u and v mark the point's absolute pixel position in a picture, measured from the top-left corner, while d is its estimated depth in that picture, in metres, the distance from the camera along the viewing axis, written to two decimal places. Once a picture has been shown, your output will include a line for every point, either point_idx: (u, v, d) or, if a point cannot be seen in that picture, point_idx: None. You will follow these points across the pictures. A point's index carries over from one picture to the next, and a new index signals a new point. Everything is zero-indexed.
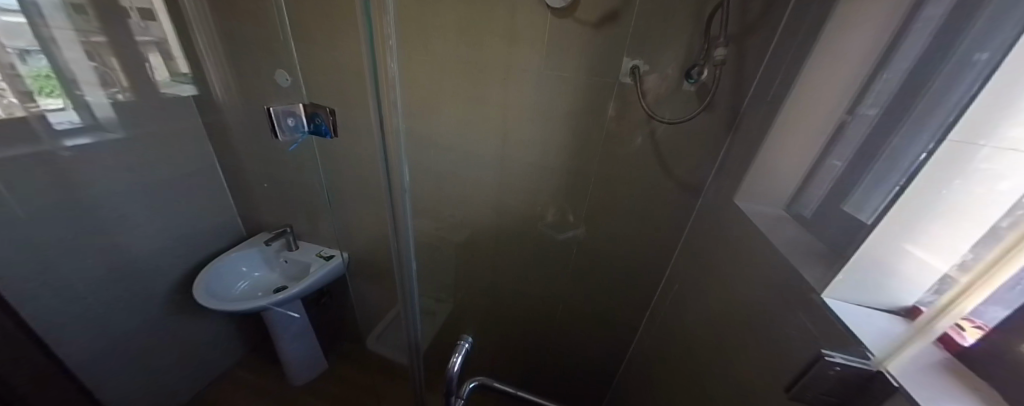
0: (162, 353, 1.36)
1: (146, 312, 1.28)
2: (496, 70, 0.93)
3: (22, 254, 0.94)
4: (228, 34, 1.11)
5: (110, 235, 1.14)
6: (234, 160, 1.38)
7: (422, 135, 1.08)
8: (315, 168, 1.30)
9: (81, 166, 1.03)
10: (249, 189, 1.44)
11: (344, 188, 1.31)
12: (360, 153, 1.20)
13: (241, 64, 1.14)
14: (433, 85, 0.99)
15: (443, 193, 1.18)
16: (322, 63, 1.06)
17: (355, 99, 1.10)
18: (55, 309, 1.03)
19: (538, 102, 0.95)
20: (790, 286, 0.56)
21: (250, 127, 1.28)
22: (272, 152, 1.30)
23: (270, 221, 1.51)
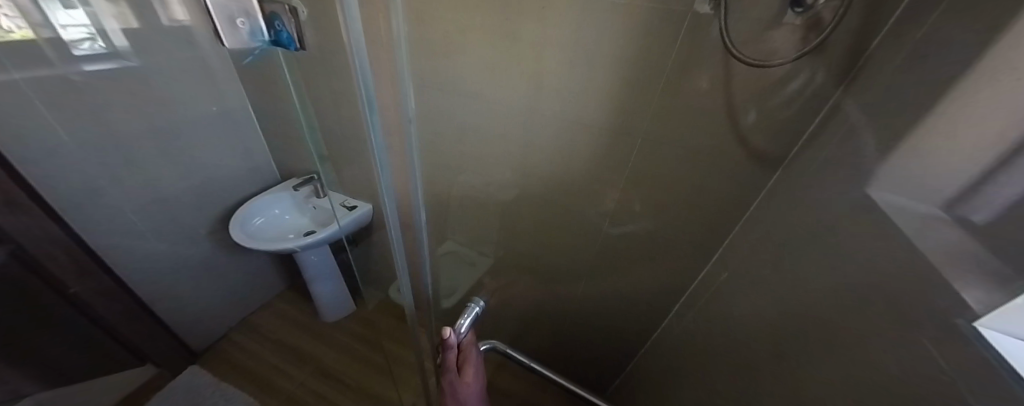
0: (208, 281, 1.49)
1: (193, 243, 1.38)
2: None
3: (67, 181, 1.00)
4: None
5: (147, 169, 1.17)
6: (264, 100, 1.37)
7: (447, 78, 0.97)
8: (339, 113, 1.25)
9: (109, 100, 1.03)
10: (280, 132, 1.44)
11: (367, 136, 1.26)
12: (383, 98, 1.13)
13: None
14: (459, 17, 0.85)
15: (468, 148, 1.09)
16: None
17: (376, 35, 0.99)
18: (107, 233, 1.13)
19: (583, 39, 0.76)
20: (912, 305, 0.40)
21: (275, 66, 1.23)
22: (299, 94, 1.28)
23: (300, 167, 1.52)
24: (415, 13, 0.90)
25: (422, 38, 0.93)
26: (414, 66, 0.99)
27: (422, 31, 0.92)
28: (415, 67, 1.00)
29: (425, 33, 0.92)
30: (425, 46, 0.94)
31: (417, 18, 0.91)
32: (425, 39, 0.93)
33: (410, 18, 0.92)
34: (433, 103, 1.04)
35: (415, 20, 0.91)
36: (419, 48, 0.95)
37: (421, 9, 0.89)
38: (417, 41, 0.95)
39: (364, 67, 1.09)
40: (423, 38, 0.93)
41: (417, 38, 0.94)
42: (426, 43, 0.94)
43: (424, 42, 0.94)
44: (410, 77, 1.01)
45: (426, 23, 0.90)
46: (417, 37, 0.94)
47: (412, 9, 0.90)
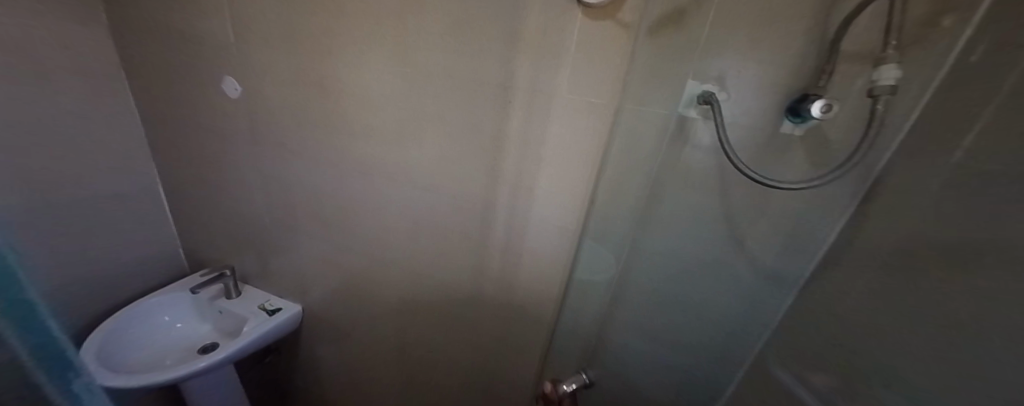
0: None
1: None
2: (491, 90, 0.65)
3: None
4: (169, 47, 0.96)
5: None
6: (185, 178, 1.18)
7: (397, 169, 0.82)
8: (270, 196, 1.06)
9: None
10: (201, 212, 1.22)
11: (302, 224, 1.05)
12: (321, 183, 0.95)
13: (184, 79, 0.99)
14: (411, 106, 0.74)
15: (420, 246, 0.89)
16: (276, 66, 0.85)
17: (311, 124, 0.88)
18: None
19: (559, 139, 0.63)
20: None
21: (200, 148, 1.09)
22: (226, 173, 1.10)
23: (221, 252, 1.27)
24: (361, 98, 0.79)
25: (370, 124, 0.81)
26: (359, 152, 0.85)
27: (368, 117, 0.80)
28: (360, 154, 0.85)
29: (371, 120, 0.80)
30: (372, 133, 0.81)
31: (364, 103, 0.79)
32: (373, 126, 0.80)
33: (356, 104, 0.80)
34: (379, 191, 0.88)
35: (361, 105, 0.80)
36: (366, 135, 0.83)
37: (368, 95, 0.78)
38: (364, 127, 0.82)
39: (300, 148, 0.93)
40: (371, 125, 0.81)
41: (364, 124, 0.81)
42: (373, 131, 0.81)
43: (371, 129, 0.81)
44: (357, 165, 0.87)
45: (373, 109, 0.79)
46: (364, 124, 0.81)
47: (358, 94, 0.79)
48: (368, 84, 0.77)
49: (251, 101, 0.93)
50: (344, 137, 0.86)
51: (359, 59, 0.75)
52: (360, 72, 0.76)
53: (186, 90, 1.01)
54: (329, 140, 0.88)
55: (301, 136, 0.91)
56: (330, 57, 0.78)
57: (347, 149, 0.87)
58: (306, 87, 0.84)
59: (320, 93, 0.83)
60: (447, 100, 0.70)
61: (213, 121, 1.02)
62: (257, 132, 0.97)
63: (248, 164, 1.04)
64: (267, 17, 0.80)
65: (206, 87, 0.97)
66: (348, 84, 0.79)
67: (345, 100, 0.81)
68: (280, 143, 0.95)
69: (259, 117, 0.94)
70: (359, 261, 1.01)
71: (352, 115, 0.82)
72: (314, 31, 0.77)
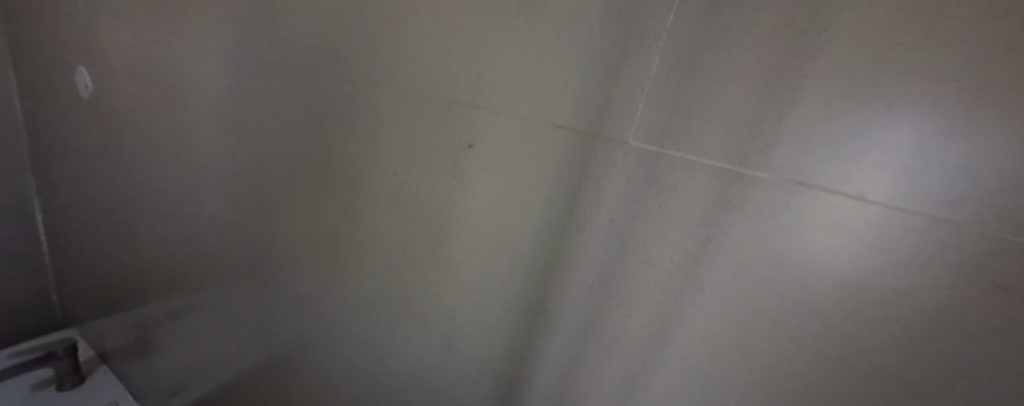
0: None
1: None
2: (437, 124, 0.27)
3: None
4: (26, 30, 0.67)
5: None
6: (48, 200, 0.85)
7: (268, 240, 0.44)
8: (131, 241, 0.70)
9: None
10: (63, 247, 0.87)
11: (166, 291, 0.68)
12: (182, 236, 0.58)
13: (43, 76, 0.69)
14: (297, 142, 0.37)
15: (305, 376, 0.48)
16: (123, 47, 0.53)
17: (169, 156, 0.54)
18: None
19: (596, 274, 0.22)
20: None
21: (64, 170, 0.77)
22: (87, 201, 0.76)
23: (85, 313, 0.90)
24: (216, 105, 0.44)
25: (232, 156, 0.44)
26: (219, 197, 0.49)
27: (227, 138, 0.44)
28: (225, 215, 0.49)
29: (232, 146, 0.44)
30: (236, 169, 0.45)
31: (221, 115, 0.44)
32: (236, 159, 0.44)
33: (212, 116, 0.45)
34: (247, 269, 0.49)
35: (220, 120, 0.44)
36: (226, 169, 0.46)
37: (224, 99, 0.42)
38: (224, 158, 0.46)
39: (157, 177, 0.58)
40: (232, 156, 0.44)
41: (222, 150, 0.45)
42: (235, 166, 0.45)
43: (234, 163, 0.44)
44: (219, 219, 0.50)
45: (232, 124, 0.43)
46: (222, 150, 0.45)
47: (212, 96, 0.44)
48: (223, 81, 0.42)
49: (105, 114, 0.61)
50: (202, 170, 0.49)
51: (211, 36, 0.41)
52: (213, 58, 0.42)
53: (40, 81, 0.70)
54: (184, 170, 0.52)
55: (155, 159, 0.57)
56: (179, 32, 0.45)
57: (206, 189, 0.50)
58: (155, 82, 0.51)
59: (171, 93, 0.49)
60: (354, 139, 0.32)
61: (68, 125, 0.70)
62: (108, 146, 0.63)
63: (106, 191, 0.70)
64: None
65: (58, 78, 0.66)
66: (201, 78, 0.44)
67: (200, 109, 0.46)
68: (135, 167, 0.61)
69: (110, 125, 0.61)
70: (231, 367, 0.61)
71: (208, 133, 0.46)
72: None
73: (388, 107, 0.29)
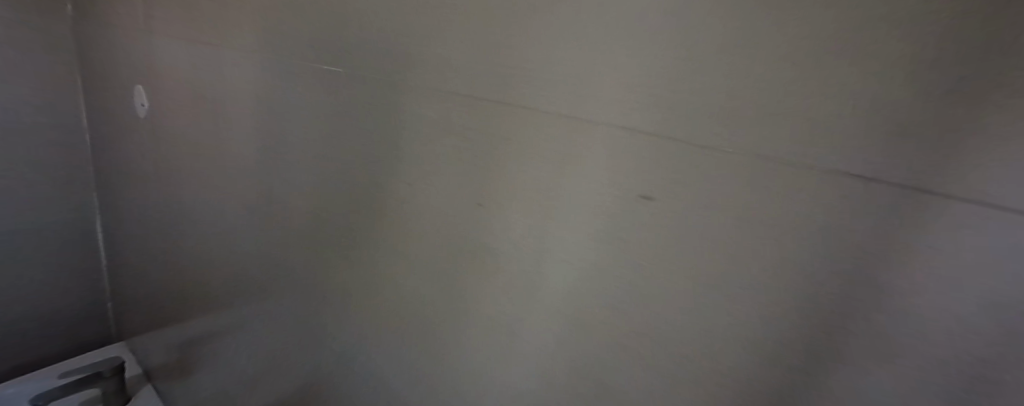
0: None
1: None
2: (559, 188, 0.21)
3: None
4: (106, 52, 0.69)
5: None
6: (111, 214, 0.88)
7: (319, 257, 0.41)
8: (190, 258, 0.71)
9: None
10: (122, 258, 0.90)
11: (216, 308, 0.67)
12: (234, 253, 0.57)
13: (118, 97, 0.71)
14: (368, 189, 0.33)
15: None
16: (188, 66, 0.54)
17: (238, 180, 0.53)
18: None
19: (729, 301, 0.16)
20: None
21: (134, 187, 0.79)
22: (151, 217, 0.78)
23: (138, 326, 0.92)
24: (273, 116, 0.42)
25: (286, 169, 0.42)
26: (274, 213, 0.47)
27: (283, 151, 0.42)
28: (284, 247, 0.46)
29: (288, 158, 0.42)
30: (290, 183, 0.43)
31: (277, 128, 0.42)
32: (290, 172, 0.42)
33: (268, 128, 0.43)
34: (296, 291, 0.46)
35: (276, 132, 0.42)
36: (280, 184, 0.44)
37: (281, 110, 0.41)
38: (279, 172, 0.44)
39: (215, 192, 0.58)
40: (287, 169, 0.42)
41: (277, 164, 0.44)
42: (289, 179, 0.43)
43: (288, 177, 0.42)
44: (271, 237, 0.48)
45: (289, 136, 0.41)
46: (278, 164, 0.43)
47: (269, 108, 0.42)
48: (280, 92, 0.40)
49: (181, 134, 0.62)
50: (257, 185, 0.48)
51: (269, 48, 0.40)
52: (272, 70, 0.40)
53: (113, 101, 0.74)
54: (239, 184, 0.51)
55: (213, 174, 0.57)
56: (241, 46, 0.44)
57: (260, 205, 0.49)
58: (216, 97, 0.51)
59: (230, 108, 0.49)
60: (442, 191, 0.28)
61: (138, 143, 0.73)
62: (174, 164, 0.64)
63: (168, 206, 0.72)
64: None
65: (129, 99, 0.70)
66: (258, 90, 0.43)
67: (256, 122, 0.45)
68: (195, 183, 0.62)
69: (174, 142, 0.63)
70: (279, 392, 0.59)
71: (264, 146, 0.45)
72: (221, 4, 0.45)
73: (443, 100, 0.26)
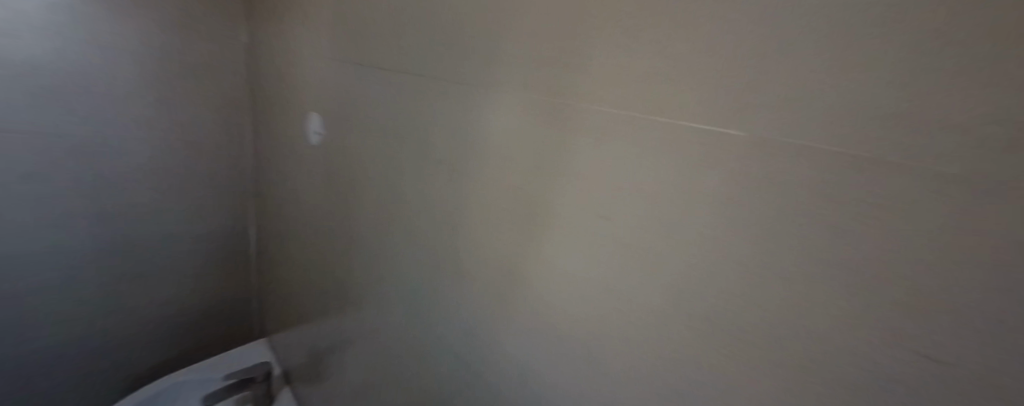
0: None
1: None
2: None
3: None
4: (281, 86, 0.75)
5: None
6: (265, 226, 0.97)
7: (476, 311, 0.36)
8: (333, 282, 0.72)
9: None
10: (269, 263, 1.00)
11: (355, 332, 0.67)
12: (377, 284, 0.54)
13: (287, 126, 0.76)
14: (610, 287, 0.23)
15: None
16: (345, 89, 0.53)
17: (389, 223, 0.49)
18: None
19: None
20: None
21: (287, 206, 0.85)
22: (299, 235, 0.83)
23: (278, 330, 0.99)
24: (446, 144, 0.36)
25: (457, 207, 0.36)
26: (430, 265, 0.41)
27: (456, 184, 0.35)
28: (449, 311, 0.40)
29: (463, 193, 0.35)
30: (460, 224, 0.36)
31: (450, 157, 0.36)
32: (463, 210, 0.35)
33: (435, 157, 0.37)
34: (457, 347, 0.40)
35: (447, 161, 0.36)
36: (445, 223, 0.38)
37: (460, 137, 0.34)
38: (444, 208, 0.37)
39: (359, 218, 0.56)
40: (459, 207, 0.36)
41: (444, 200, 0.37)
42: (461, 219, 0.36)
43: (460, 215, 0.36)
44: (425, 278, 0.42)
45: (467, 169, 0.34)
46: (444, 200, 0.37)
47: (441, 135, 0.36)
48: (461, 116, 0.33)
49: (333, 166, 0.62)
50: (412, 219, 0.43)
51: (449, 65, 0.34)
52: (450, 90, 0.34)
53: (277, 123, 0.81)
54: (388, 214, 0.47)
55: (360, 200, 0.55)
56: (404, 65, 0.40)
57: (412, 241, 0.43)
58: (370, 120, 0.48)
59: (386, 133, 0.45)
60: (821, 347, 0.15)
61: (295, 162, 0.78)
62: (328, 193, 0.66)
63: (314, 223, 0.75)
64: (343, 14, 0.50)
65: (292, 122, 0.75)
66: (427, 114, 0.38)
67: (418, 150, 0.40)
68: (341, 206, 0.61)
69: (326, 165, 0.64)
70: None
71: (425, 177, 0.39)
72: (388, 22, 0.42)
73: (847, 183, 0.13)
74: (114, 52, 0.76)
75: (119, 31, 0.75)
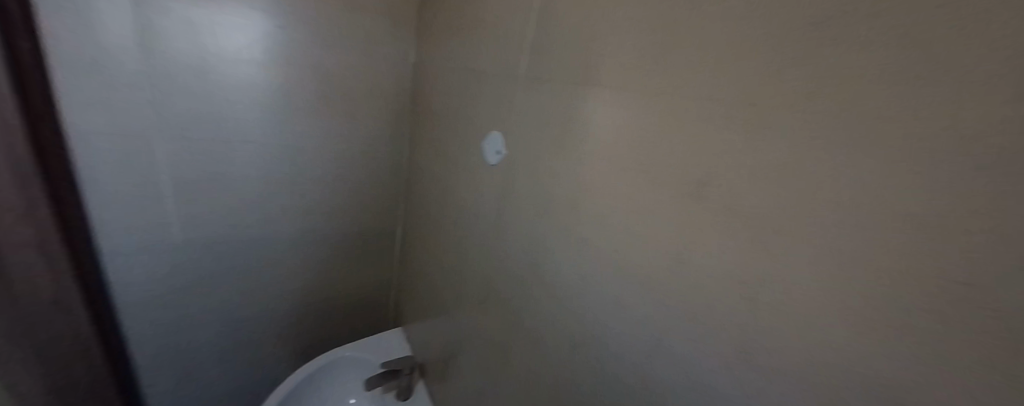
0: (235, 394, 1.14)
1: (126, 300, 0.89)
2: None
3: (153, 258, 0.88)
4: (442, 96, 0.78)
5: (110, 209, 0.80)
6: (411, 227, 1.05)
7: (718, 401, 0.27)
8: (474, 295, 0.70)
9: (191, 188, 0.84)
10: (410, 260, 1.08)
11: (498, 356, 0.63)
12: (542, 318, 0.49)
13: (444, 134, 0.78)
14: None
15: None
16: (528, 105, 0.50)
17: (571, 255, 0.43)
18: (158, 321, 0.95)
19: None
20: None
21: (432, 210, 0.89)
22: (441, 240, 0.85)
23: (413, 324, 1.06)
24: (696, 185, 0.27)
25: (710, 268, 0.27)
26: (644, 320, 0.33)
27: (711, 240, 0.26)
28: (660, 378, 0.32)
29: (722, 252, 0.26)
30: (711, 291, 0.27)
31: (700, 202, 0.27)
32: (721, 275, 0.26)
33: (673, 198, 0.29)
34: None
35: (695, 206, 0.27)
36: (683, 283, 0.29)
37: (731, 179, 0.25)
38: (682, 264, 0.29)
39: (525, 242, 0.52)
40: (713, 269, 0.26)
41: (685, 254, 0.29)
42: (713, 285, 0.27)
43: (712, 280, 0.27)
44: (630, 337, 0.35)
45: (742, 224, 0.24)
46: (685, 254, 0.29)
47: (690, 172, 0.28)
48: (738, 151, 0.24)
49: (496, 180, 0.58)
50: (614, 262, 0.36)
51: (717, 82, 0.25)
52: (718, 116, 0.25)
53: (432, 133, 0.85)
54: (574, 248, 0.42)
55: (529, 223, 0.50)
56: (628, 83, 0.34)
57: (613, 288, 0.37)
58: (561, 141, 0.44)
59: (584, 157, 0.40)
60: None
61: (445, 172, 0.80)
62: (483, 204, 0.63)
63: (459, 234, 0.75)
64: (540, 26, 0.47)
65: (448, 133, 0.76)
66: (665, 144, 0.30)
67: (642, 185, 0.32)
68: (500, 225, 0.59)
69: (486, 180, 0.62)
70: None
71: (650, 219, 0.32)
72: (608, 34, 0.36)
73: None
74: (320, 69, 0.86)
75: (326, 52, 0.85)
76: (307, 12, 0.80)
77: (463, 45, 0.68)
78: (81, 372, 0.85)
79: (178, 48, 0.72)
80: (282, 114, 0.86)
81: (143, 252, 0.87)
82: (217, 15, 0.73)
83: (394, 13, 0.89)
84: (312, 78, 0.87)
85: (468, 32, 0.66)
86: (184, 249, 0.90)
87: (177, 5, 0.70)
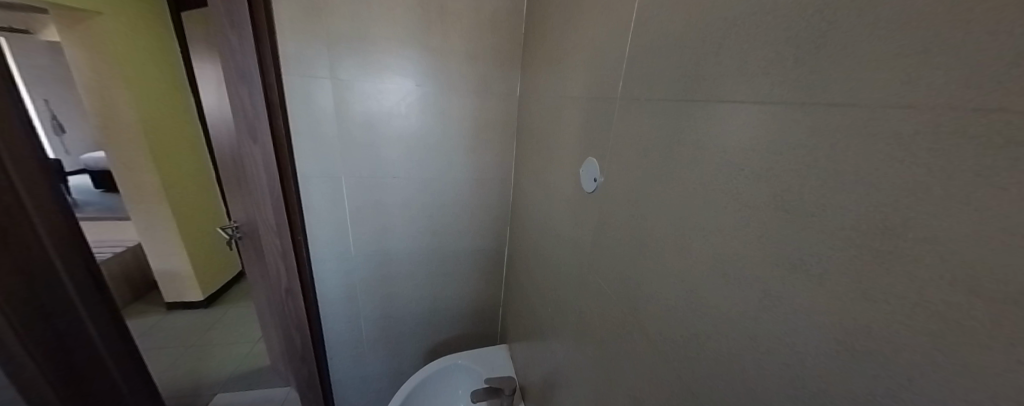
0: (383, 376, 1.40)
1: (324, 295, 1.19)
2: None
3: (340, 264, 1.16)
4: (542, 121, 0.81)
5: (316, 228, 1.09)
6: (516, 247, 1.10)
7: None
8: (571, 323, 0.68)
9: (365, 212, 1.11)
10: (515, 280, 1.13)
11: (597, 398, 0.58)
12: (648, 366, 0.43)
13: (544, 156, 0.80)
14: None
15: None
16: (625, 129, 0.46)
17: (680, 298, 0.37)
18: (341, 314, 1.24)
19: None
20: None
21: (533, 231, 0.92)
22: (540, 262, 0.86)
23: (516, 343, 1.10)
24: (887, 230, 0.20)
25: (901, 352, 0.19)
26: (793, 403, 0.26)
27: (928, 308, 0.18)
28: None
29: (954, 331, 0.17)
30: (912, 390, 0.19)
31: (881, 256, 0.20)
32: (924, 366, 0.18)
33: (848, 245, 0.22)
34: None
35: (869, 262, 0.21)
36: (866, 361, 0.21)
37: (967, 224, 0.17)
38: (846, 337, 0.22)
39: (625, 276, 0.47)
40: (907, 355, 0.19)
41: (872, 322, 0.21)
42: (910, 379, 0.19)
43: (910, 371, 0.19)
44: None
45: (988, 290, 0.16)
46: (873, 323, 0.21)
47: (874, 209, 0.20)
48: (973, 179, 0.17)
49: (593, 205, 0.56)
50: (742, 317, 0.30)
51: (892, 103, 0.20)
52: (931, 132, 0.18)
53: (533, 159, 0.88)
54: (688, 292, 0.35)
55: (630, 257, 0.46)
56: (760, 97, 0.27)
57: (746, 348, 0.29)
58: (664, 168, 0.38)
59: (696, 186, 0.34)
60: None
61: (545, 198, 0.81)
62: (580, 229, 0.61)
63: (557, 259, 0.74)
64: (636, 42, 0.43)
65: (548, 158, 0.77)
66: (823, 172, 0.23)
67: (788, 224, 0.25)
68: (597, 255, 0.55)
69: (583, 206, 0.59)
70: None
71: (803, 269, 0.24)
72: (720, 44, 0.31)
73: None
74: (448, 112, 1.02)
75: (453, 97, 1.01)
76: (441, 69, 0.97)
77: (561, 69, 0.69)
78: (300, 344, 1.20)
79: (360, 112, 0.98)
80: (424, 153, 1.06)
81: (334, 261, 1.15)
82: (382, 83, 0.96)
83: (503, 55, 0.99)
84: (441, 119, 1.03)
85: (566, 59, 0.66)
86: (359, 260, 1.17)
87: (360, 80, 0.95)
